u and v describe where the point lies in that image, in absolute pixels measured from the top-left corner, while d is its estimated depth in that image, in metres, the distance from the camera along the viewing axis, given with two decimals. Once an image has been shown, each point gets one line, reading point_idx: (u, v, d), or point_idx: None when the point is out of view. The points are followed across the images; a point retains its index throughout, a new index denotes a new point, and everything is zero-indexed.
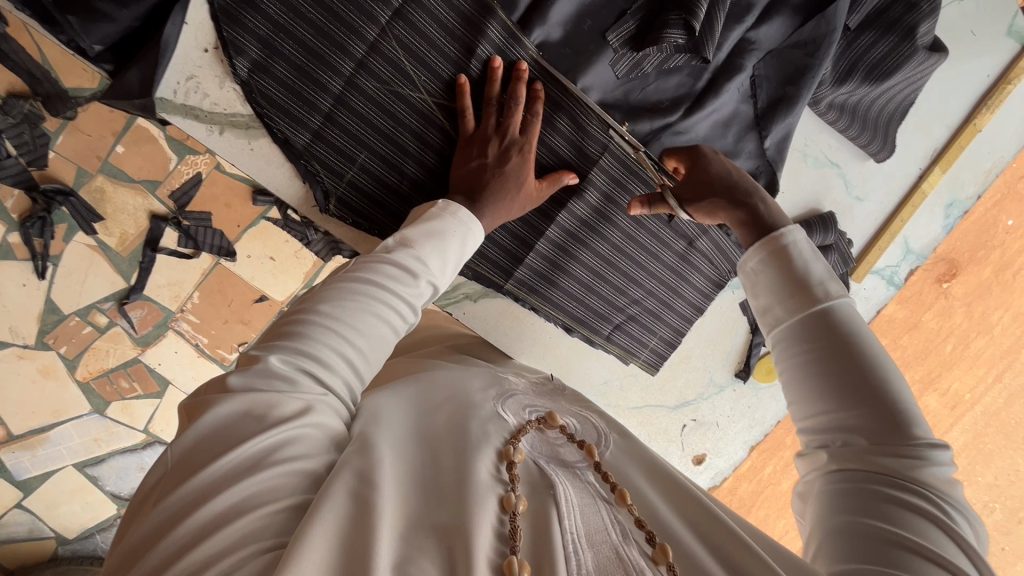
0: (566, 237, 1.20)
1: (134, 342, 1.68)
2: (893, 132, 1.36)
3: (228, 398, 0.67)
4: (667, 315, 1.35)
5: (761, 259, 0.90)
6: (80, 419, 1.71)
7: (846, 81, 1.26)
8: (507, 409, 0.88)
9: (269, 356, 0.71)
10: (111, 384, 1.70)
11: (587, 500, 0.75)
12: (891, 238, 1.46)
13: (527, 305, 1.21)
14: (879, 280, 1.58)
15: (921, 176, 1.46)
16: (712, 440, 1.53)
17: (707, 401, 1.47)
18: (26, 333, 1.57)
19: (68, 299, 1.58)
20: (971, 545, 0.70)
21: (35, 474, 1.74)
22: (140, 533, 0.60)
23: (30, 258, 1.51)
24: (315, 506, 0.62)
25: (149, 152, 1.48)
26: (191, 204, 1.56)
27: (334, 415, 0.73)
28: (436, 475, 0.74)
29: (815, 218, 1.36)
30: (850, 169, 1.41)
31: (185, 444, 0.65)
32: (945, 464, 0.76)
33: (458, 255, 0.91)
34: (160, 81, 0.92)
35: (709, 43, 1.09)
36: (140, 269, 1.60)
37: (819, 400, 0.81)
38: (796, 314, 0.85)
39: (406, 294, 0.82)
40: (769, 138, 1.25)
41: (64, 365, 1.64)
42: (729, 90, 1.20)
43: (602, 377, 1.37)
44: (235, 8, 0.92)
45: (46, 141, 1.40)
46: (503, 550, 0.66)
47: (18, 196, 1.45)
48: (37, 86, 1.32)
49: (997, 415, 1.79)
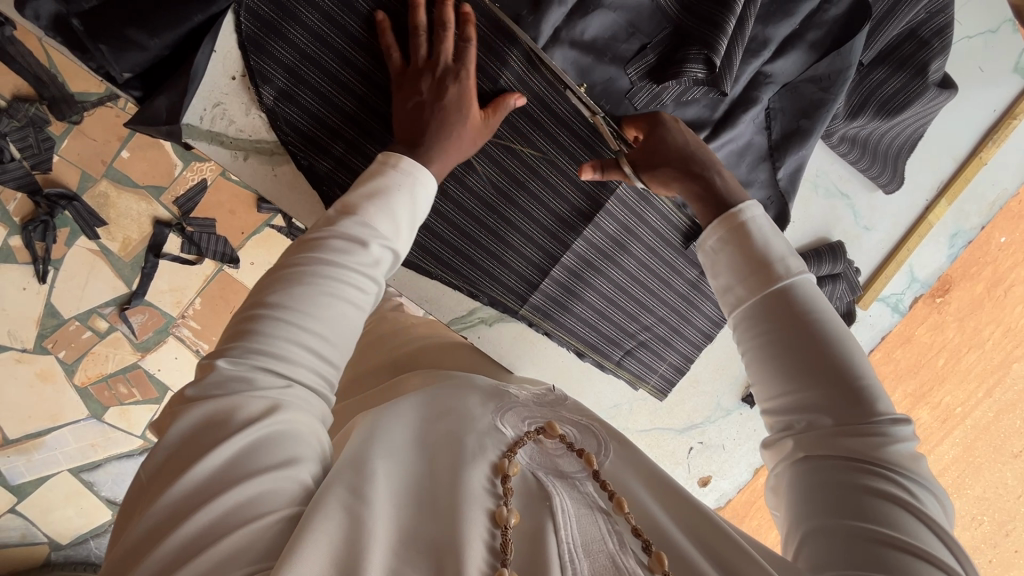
0: (580, 263, 1.22)
1: (134, 347, 1.66)
2: (902, 165, 1.38)
3: (192, 408, 0.63)
4: (677, 341, 1.36)
5: (719, 237, 0.87)
6: (76, 424, 1.70)
7: (858, 116, 1.30)
8: (509, 424, 0.82)
9: (218, 361, 0.66)
10: (110, 390, 1.69)
11: (585, 511, 0.73)
12: (897, 267, 1.47)
13: (540, 330, 1.23)
14: (883, 306, 1.59)
15: (927, 207, 1.48)
16: (718, 462, 1.53)
17: (715, 424, 1.48)
18: (25, 336, 1.56)
19: (68, 303, 1.56)
20: (944, 529, 0.68)
21: (29, 479, 1.72)
22: (123, 549, 0.58)
23: (32, 261, 1.50)
24: (307, 520, 0.60)
25: (154, 157, 1.49)
26: (195, 209, 1.56)
27: (307, 410, 0.68)
28: (433, 491, 0.71)
29: (823, 247, 1.37)
30: (858, 200, 1.42)
31: (164, 451, 0.62)
32: (908, 438, 0.73)
33: (411, 215, 0.83)
34: (187, 108, 0.93)
35: (728, 78, 1.08)
36: (142, 274, 1.59)
37: (782, 379, 0.78)
38: (756, 292, 0.82)
39: (357, 264, 0.74)
40: (781, 169, 1.25)
41: (63, 368, 1.63)
42: (745, 121, 1.21)
43: (611, 400, 1.35)
44: (264, 39, 0.95)
45: (52, 144, 1.40)
46: (494, 565, 0.64)
47: (20, 199, 1.44)
48: (43, 90, 1.34)
49: (987, 429, 1.82)
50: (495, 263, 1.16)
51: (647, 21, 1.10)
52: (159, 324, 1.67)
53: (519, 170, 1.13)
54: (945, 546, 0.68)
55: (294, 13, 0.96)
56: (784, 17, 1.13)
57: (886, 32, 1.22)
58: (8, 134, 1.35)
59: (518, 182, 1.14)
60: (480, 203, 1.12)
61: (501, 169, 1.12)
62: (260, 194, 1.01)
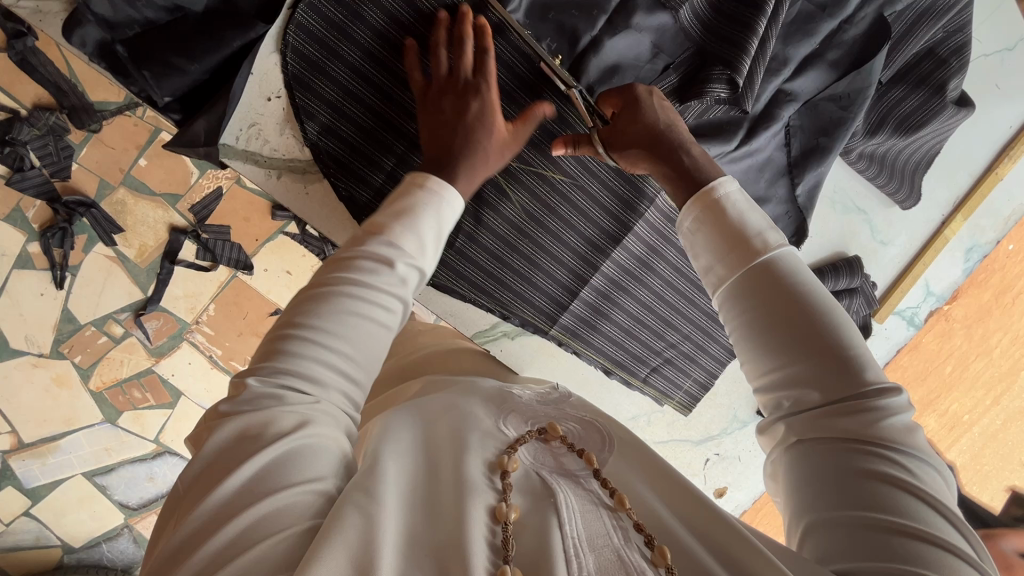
0: (607, 283, 1.23)
1: (148, 352, 1.68)
2: (918, 181, 1.39)
3: (225, 424, 0.63)
4: (701, 358, 1.36)
5: (695, 218, 0.84)
6: (91, 429, 1.71)
7: (876, 134, 1.29)
8: (511, 424, 0.80)
9: (254, 377, 0.66)
10: (124, 395, 1.70)
11: (589, 507, 0.69)
12: (913, 281, 1.48)
13: (568, 348, 1.24)
14: (899, 320, 1.61)
15: (943, 222, 1.49)
16: (734, 473, 1.53)
17: (730, 436, 1.49)
18: (42, 342, 1.58)
19: (85, 309, 1.58)
20: (946, 506, 0.65)
21: (43, 483, 1.73)
22: (162, 559, 0.57)
23: (50, 268, 1.52)
24: (321, 531, 0.57)
25: (172, 165, 1.50)
26: (210, 217, 1.57)
27: (334, 425, 0.67)
28: (440, 496, 0.68)
29: (841, 261, 1.38)
30: (875, 215, 1.43)
31: (194, 470, 0.62)
32: (902, 407, 0.71)
33: (437, 232, 0.82)
34: (224, 129, 0.96)
35: (750, 97, 1.11)
36: (158, 280, 1.60)
37: (771, 355, 0.75)
38: (739, 270, 0.78)
39: (383, 286, 0.74)
40: (800, 185, 1.27)
41: (78, 373, 1.64)
42: (766, 134, 1.21)
43: (630, 412, 1.38)
44: (307, 76, 0.98)
45: (71, 152, 1.42)
46: (495, 564, 0.61)
47: (40, 206, 1.47)
48: (64, 98, 1.35)
49: (995, 437, 1.81)
50: (525, 285, 1.17)
51: (670, 42, 1.11)
52: (173, 330, 1.68)
53: (550, 195, 1.14)
54: (951, 524, 0.65)
55: (337, 50, 0.98)
56: (804, 37, 1.14)
57: (906, 49, 1.23)
58: (29, 143, 1.38)
59: (548, 206, 1.15)
60: (511, 227, 1.13)
61: (532, 195, 1.13)
62: (291, 210, 1.04)
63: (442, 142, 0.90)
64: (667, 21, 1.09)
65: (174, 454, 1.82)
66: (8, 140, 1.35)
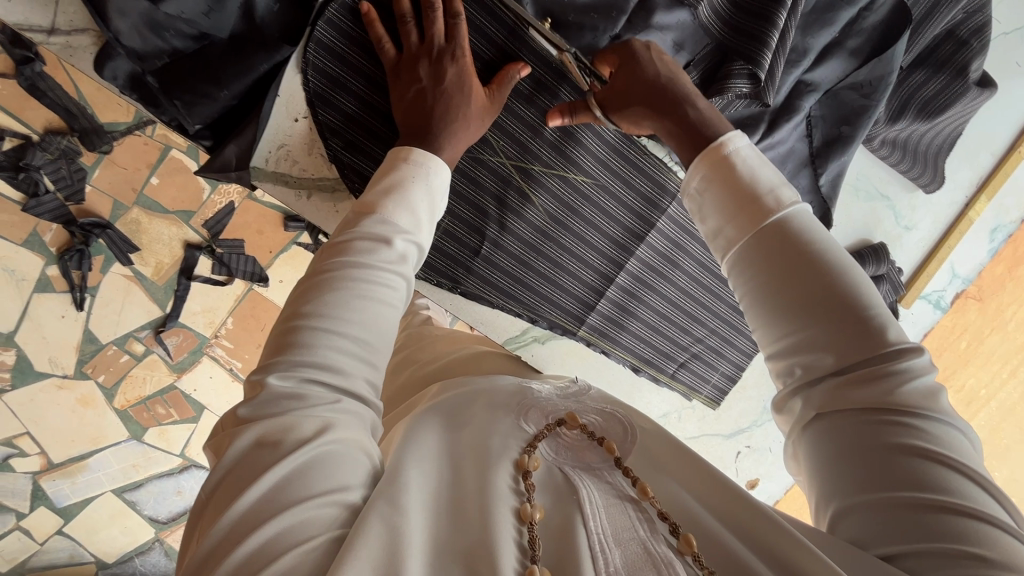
0: (633, 281, 1.23)
1: (170, 368, 1.69)
2: (942, 164, 1.38)
3: (245, 430, 0.63)
4: (729, 351, 1.36)
5: (702, 176, 0.82)
6: (117, 446, 1.73)
7: (899, 119, 1.30)
8: (529, 422, 0.79)
9: (268, 377, 0.66)
10: (148, 411, 1.72)
11: (612, 501, 0.70)
12: (938, 264, 1.47)
13: (596, 348, 1.25)
14: (926, 305, 1.61)
15: (967, 203, 1.48)
16: (767, 464, 1.53)
17: (761, 428, 1.49)
18: (66, 363, 1.60)
19: (106, 329, 1.59)
20: (978, 473, 0.64)
21: (74, 501, 1.76)
22: (192, 565, 0.57)
23: (70, 290, 1.53)
24: (349, 544, 0.57)
25: (184, 182, 1.51)
26: (224, 232, 1.58)
27: (356, 423, 0.67)
28: (465, 500, 0.68)
29: (866, 248, 1.38)
30: (899, 201, 1.43)
31: (219, 476, 0.62)
32: (922, 369, 0.69)
33: (431, 208, 0.83)
34: (254, 152, 0.98)
35: (772, 89, 1.08)
36: (175, 297, 1.61)
37: (781, 323, 0.74)
38: (748, 232, 0.77)
39: (384, 263, 0.75)
40: (824, 175, 1.27)
41: (102, 393, 1.66)
42: (787, 128, 1.21)
43: (661, 409, 1.38)
44: (328, 92, 0.99)
45: (83, 175, 1.42)
46: (523, 564, 0.62)
47: (55, 230, 1.47)
48: (74, 121, 1.37)
49: (1015, 410, 1.79)
50: (551, 287, 1.17)
51: (690, 40, 1.11)
52: (193, 345, 1.69)
53: (573, 198, 1.15)
54: (984, 490, 0.64)
55: (357, 65, 0.99)
56: (823, 27, 1.13)
57: (927, 32, 1.21)
58: (41, 168, 1.38)
59: (571, 208, 1.15)
60: (537, 231, 1.13)
61: (556, 197, 1.13)
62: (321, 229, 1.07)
63: (432, 113, 0.89)
64: (686, 18, 1.09)
65: (201, 467, 1.84)
66: (22, 165, 1.36)
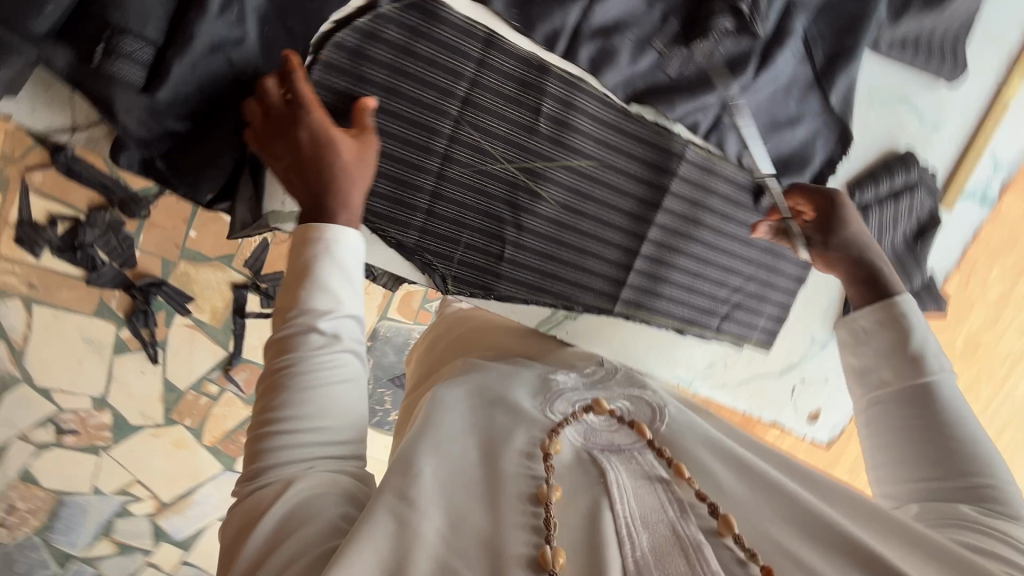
0: (658, 249, 1.23)
1: (244, 401, 1.82)
2: (962, 52, 1.27)
3: (229, 521, 0.65)
4: (771, 293, 1.34)
5: (878, 319, 0.90)
6: (216, 479, 1.89)
7: (903, 17, 1.18)
8: (549, 408, 0.77)
9: (242, 481, 0.66)
10: (234, 443, 1.86)
11: (641, 483, 0.68)
12: (979, 154, 1.40)
13: (636, 320, 1.27)
14: (970, 202, 1.48)
15: (1001, 84, 1.37)
16: (825, 395, 1.51)
17: (813, 360, 1.46)
18: (155, 413, 1.75)
19: (182, 376, 1.73)
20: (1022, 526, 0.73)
21: (190, 533, 1.94)
22: None
23: (142, 346, 1.66)
24: (338, 555, 0.56)
25: (219, 230, 1.61)
26: (264, 267, 1.67)
27: (333, 478, 0.65)
28: (485, 490, 0.66)
29: (893, 158, 1.33)
30: (921, 100, 1.33)
31: (222, 556, 0.65)
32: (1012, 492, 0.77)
33: (349, 274, 0.73)
34: (266, 198, 1.04)
35: (758, 19, 1.06)
36: (235, 335, 1.72)
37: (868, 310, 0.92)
38: (875, 303, 0.92)
39: (306, 352, 0.68)
40: (834, 94, 1.18)
41: (191, 435, 1.81)
42: (784, 56, 1.12)
43: (703, 359, 1.38)
44: None
45: (131, 242, 1.53)
46: (538, 542, 0.61)
47: (120, 295, 1.59)
48: (112, 194, 1.47)
49: None
50: (578, 272, 1.19)
51: None
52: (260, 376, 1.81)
53: (581, 183, 1.15)
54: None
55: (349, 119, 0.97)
56: None
57: None
58: (94, 242, 1.50)
59: (582, 194, 1.15)
60: (553, 224, 1.14)
61: (565, 187, 1.14)
62: None
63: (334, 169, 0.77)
64: None
65: None
66: (77, 243, 1.49)
